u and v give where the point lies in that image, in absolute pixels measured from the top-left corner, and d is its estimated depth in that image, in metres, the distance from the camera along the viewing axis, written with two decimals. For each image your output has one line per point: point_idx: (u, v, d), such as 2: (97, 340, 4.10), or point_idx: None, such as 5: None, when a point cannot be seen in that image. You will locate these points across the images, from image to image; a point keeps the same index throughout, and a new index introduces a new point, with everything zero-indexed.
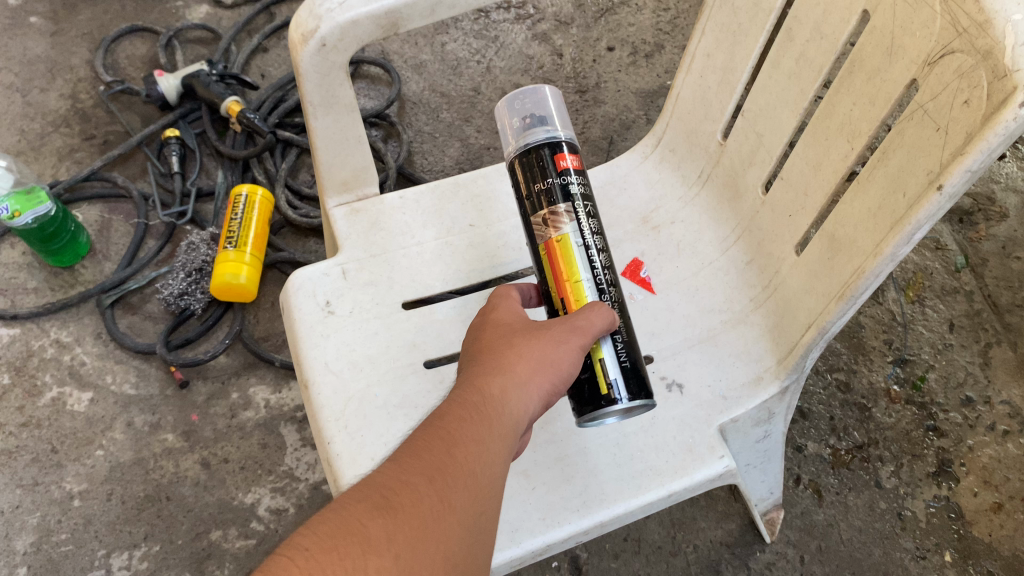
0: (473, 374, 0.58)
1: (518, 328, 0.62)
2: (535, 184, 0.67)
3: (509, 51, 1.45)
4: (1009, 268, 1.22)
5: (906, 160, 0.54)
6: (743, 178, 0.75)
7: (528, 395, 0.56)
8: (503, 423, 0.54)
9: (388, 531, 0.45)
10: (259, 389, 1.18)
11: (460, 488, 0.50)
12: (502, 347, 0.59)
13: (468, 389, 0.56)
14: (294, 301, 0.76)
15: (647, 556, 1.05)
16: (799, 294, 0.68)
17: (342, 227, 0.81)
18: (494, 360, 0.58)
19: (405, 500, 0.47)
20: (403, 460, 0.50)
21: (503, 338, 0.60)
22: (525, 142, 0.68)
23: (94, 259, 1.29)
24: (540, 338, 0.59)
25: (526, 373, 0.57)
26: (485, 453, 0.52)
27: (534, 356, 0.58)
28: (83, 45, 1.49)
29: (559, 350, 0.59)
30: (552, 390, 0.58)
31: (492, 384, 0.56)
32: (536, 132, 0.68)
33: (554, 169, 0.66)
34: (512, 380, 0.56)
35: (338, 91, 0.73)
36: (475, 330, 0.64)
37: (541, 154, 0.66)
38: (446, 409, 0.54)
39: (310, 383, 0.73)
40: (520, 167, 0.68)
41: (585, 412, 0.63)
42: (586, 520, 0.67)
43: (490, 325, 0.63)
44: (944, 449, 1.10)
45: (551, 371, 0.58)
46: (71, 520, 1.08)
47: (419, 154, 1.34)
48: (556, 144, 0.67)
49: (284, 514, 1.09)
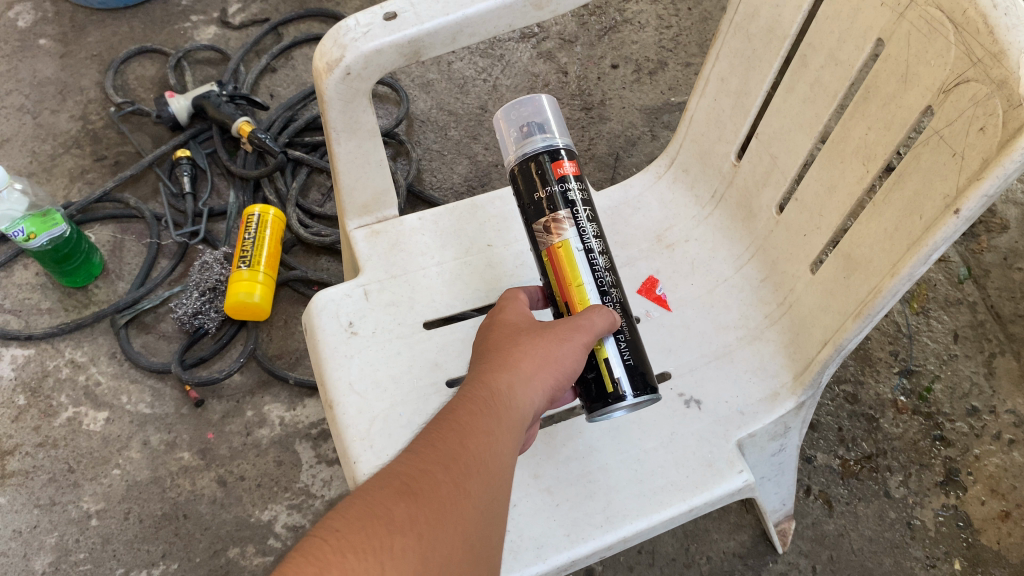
0: (481, 370, 0.60)
1: (522, 328, 0.63)
2: (536, 192, 0.68)
3: (515, 69, 1.47)
4: (1011, 279, 1.24)
5: (922, 183, 0.55)
6: (757, 198, 0.78)
7: (534, 390, 0.58)
8: (513, 414, 0.56)
9: (411, 515, 0.47)
10: (273, 406, 1.19)
11: (474, 476, 0.51)
12: (507, 346, 0.61)
13: (478, 383, 0.58)
14: (317, 322, 0.78)
15: (661, 568, 1.07)
16: (815, 313, 0.70)
17: (363, 248, 0.83)
18: (500, 357, 0.60)
19: (425, 486, 0.49)
20: (420, 449, 0.52)
21: (508, 337, 0.62)
22: (526, 151, 0.69)
23: (108, 279, 1.30)
24: (545, 336, 0.61)
25: (532, 369, 0.59)
26: (496, 443, 0.54)
27: (539, 353, 0.60)
28: (93, 67, 1.51)
29: (562, 347, 0.61)
30: (556, 385, 0.60)
31: (500, 379, 0.57)
32: (535, 141, 0.69)
33: (553, 177, 0.68)
34: (519, 376, 0.58)
35: (361, 117, 0.74)
36: (481, 330, 0.66)
37: (541, 164, 0.68)
38: (458, 401, 0.56)
39: (335, 403, 0.74)
40: (521, 175, 0.69)
41: (593, 409, 0.65)
42: (610, 535, 0.68)
43: (497, 325, 0.64)
44: (951, 458, 1.12)
45: (555, 367, 0.60)
46: (90, 539, 1.09)
47: (428, 172, 1.36)
48: (555, 152, 0.68)
49: (301, 531, 1.10)
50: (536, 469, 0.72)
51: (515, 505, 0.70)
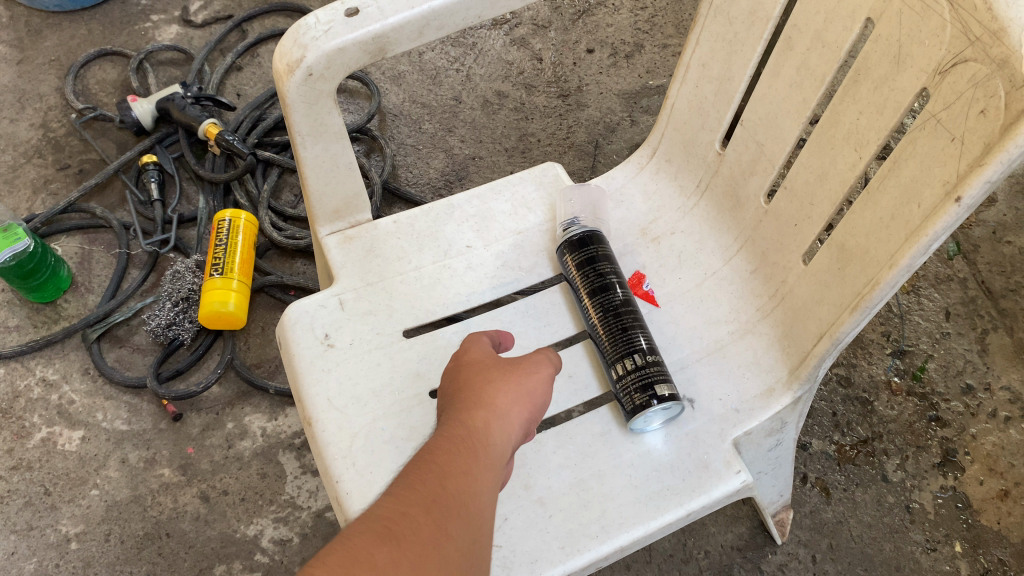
0: (453, 411, 0.57)
1: (490, 364, 0.62)
2: (584, 259, 0.76)
3: (488, 58, 1.43)
4: (1001, 253, 1.22)
5: (919, 170, 0.53)
6: (744, 188, 0.75)
7: (510, 426, 0.57)
8: (491, 454, 0.54)
9: (395, 559, 0.43)
10: (254, 417, 1.16)
11: (456, 518, 0.48)
12: (478, 383, 0.59)
13: (452, 424, 0.55)
14: (292, 336, 0.74)
15: (659, 565, 1.04)
16: (809, 304, 0.67)
17: (336, 255, 0.79)
18: (472, 395, 0.58)
19: (405, 530, 0.46)
20: (398, 493, 0.49)
21: (478, 373, 0.61)
22: (567, 233, 0.78)
23: (77, 292, 1.26)
24: (513, 373, 0.60)
25: (507, 404, 0.58)
26: (478, 479, 0.52)
27: (512, 388, 0.59)
28: (51, 72, 1.46)
29: (532, 377, 0.61)
30: (529, 419, 0.59)
31: (476, 417, 0.55)
32: (572, 226, 0.79)
33: (599, 245, 0.77)
34: (495, 413, 0.57)
35: (326, 120, 0.71)
36: (446, 372, 0.64)
37: (584, 236, 0.77)
38: (434, 444, 0.53)
39: (314, 420, 0.71)
40: (565, 251, 0.77)
41: (637, 409, 0.67)
42: (606, 546, 0.65)
43: (463, 365, 0.62)
44: (947, 439, 1.10)
45: (528, 401, 0.59)
46: (70, 563, 1.05)
47: (403, 168, 1.32)
48: (595, 231, 0.78)
49: (288, 544, 1.07)
50: (527, 479, 0.69)
51: (507, 519, 0.67)
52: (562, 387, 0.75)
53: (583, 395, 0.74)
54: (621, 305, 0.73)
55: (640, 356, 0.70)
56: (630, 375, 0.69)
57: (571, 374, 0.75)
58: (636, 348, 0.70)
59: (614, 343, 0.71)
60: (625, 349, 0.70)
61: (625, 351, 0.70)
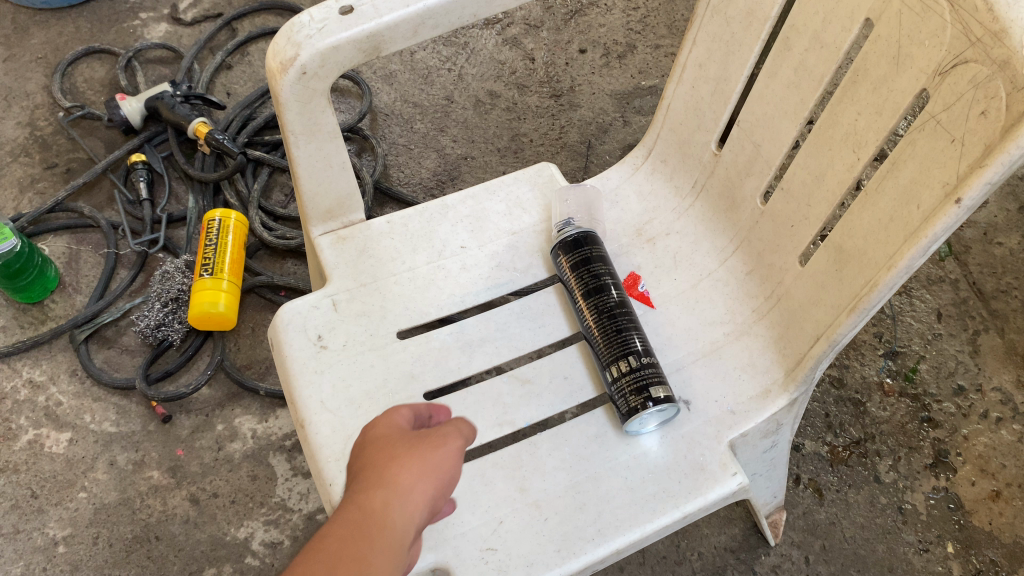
0: (348, 499, 0.50)
1: (396, 437, 0.55)
2: (579, 260, 0.75)
3: (480, 57, 1.42)
4: (991, 254, 1.23)
5: (918, 171, 0.53)
6: (740, 189, 0.74)
7: (412, 514, 0.49)
8: (385, 552, 0.47)
9: None
10: (245, 419, 1.15)
11: None
12: (380, 462, 0.52)
13: (341, 519, 0.48)
14: (284, 337, 0.73)
15: (652, 567, 1.04)
16: (806, 306, 0.67)
17: (329, 255, 0.78)
18: (371, 478, 0.51)
19: None
20: None
21: (382, 450, 0.53)
22: (561, 234, 0.78)
23: (65, 293, 1.24)
24: (418, 448, 0.53)
25: (410, 485, 0.50)
26: None
27: (416, 465, 0.51)
28: (38, 70, 1.44)
29: (441, 450, 0.53)
30: (440, 498, 0.52)
31: (369, 508, 0.48)
32: (567, 227, 0.78)
33: (594, 245, 0.76)
34: (392, 498, 0.49)
35: (319, 119, 0.70)
36: (354, 449, 0.56)
37: (579, 237, 0.76)
38: (316, 546, 0.46)
39: (307, 422, 0.70)
40: (559, 252, 0.77)
41: (633, 411, 0.67)
42: (602, 548, 0.65)
43: (367, 441, 0.55)
44: (939, 440, 1.10)
45: (435, 478, 0.51)
46: (57, 567, 1.04)
47: (394, 167, 1.31)
48: (589, 231, 0.78)
49: (279, 547, 1.06)
50: (522, 482, 0.68)
51: (502, 521, 0.66)
52: (557, 389, 0.74)
53: (578, 397, 0.74)
54: (616, 307, 0.73)
55: (636, 358, 0.70)
56: (626, 376, 0.69)
57: (566, 376, 0.75)
58: (632, 350, 0.70)
59: (610, 345, 0.71)
60: (621, 351, 0.70)
61: (621, 352, 0.70)
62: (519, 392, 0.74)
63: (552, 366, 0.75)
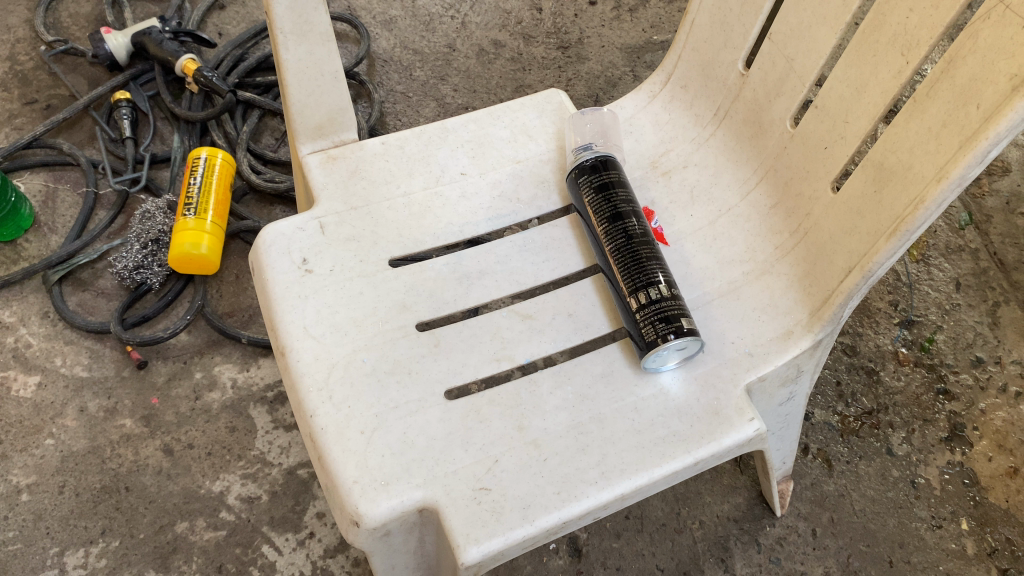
0: None
1: None
2: (596, 186, 0.70)
3: (485, 6, 1.36)
4: (1014, 224, 1.18)
5: (980, 67, 0.47)
6: (767, 112, 0.70)
7: None
8: None
9: None
10: (225, 368, 1.09)
11: None
12: None
13: None
14: (266, 260, 0.67)
15: (651, 535, 0.98)
16: (835, 237, 0.61)
17: (318, 175, 0.72)
18: None
19: None
20: None
21: None
22: (578, 159, 0.73)
23: (39, 232, 1.18)
24: None
25: None
26: None
27: None
28: (21, 4, 1.38)
29: None
30: None
31: None
32: (585, 152, 0.73)
33: (613, 171, 0.71)
34: None
35: (311, 16, 0.65)
36: None
37: (598, 162, 0.71)
38: None
39: (287, 349, 0.64)
40: (576, 180, 0.72)
41: (651, 345, 0.62)
42: (606, 493, 0.58)
43: None
44: (955, 413, 1.04)
45: None
46: (19, 516, 0.98)
47: (391, 115, 1.25)
48: (608, 157, 0.72)
49: (256, 502, 1.00)
50: (520, 420, 0.62)
51: (498, 461, 0.60)
52: (561, 327, 0.68)
53: (582, 335, 0.68)
54: (636, 236, 0.68)
55: (656, 288, 0.64)
56: (643, 310, 0.64)
57: (571, 314, 0.69)
58: (653, 281, 0.65)
59: (629, 275, 0.66)
60: (640, 281, 0.65)
61: (641, 283, 0.65)
62: (519, 328, 0.68)
63: (555, 303, 0.69)
